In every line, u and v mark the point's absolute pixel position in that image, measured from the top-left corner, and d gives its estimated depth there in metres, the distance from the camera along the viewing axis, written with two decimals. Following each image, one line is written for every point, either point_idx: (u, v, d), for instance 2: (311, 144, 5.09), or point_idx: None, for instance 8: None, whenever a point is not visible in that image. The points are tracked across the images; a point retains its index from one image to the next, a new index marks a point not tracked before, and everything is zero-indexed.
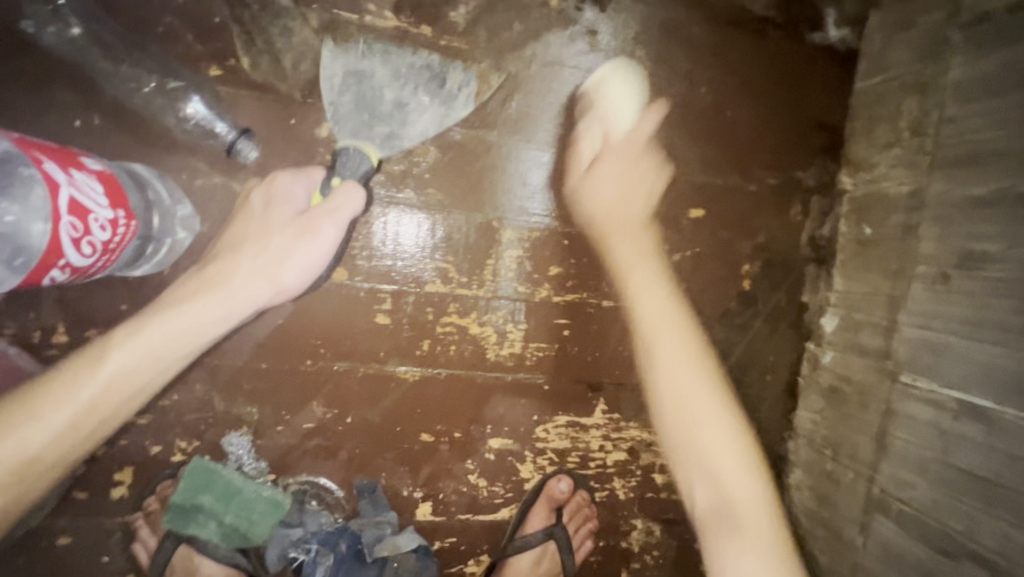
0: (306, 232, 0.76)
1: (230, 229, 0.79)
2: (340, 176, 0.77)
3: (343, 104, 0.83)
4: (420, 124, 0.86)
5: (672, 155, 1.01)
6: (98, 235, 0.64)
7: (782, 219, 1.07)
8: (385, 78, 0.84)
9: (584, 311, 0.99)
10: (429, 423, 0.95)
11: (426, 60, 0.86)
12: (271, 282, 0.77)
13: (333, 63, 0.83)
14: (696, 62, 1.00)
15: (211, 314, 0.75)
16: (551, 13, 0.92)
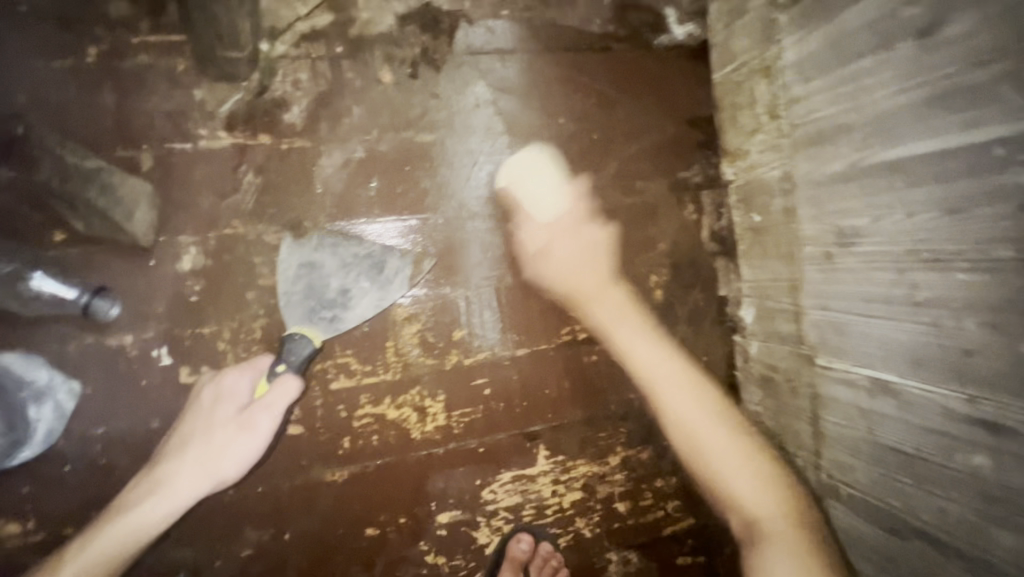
0: (246, 426, 0.82)
1: (177, 428, 0.84)
2: (284, 363, 0.83)
3: (294, 293, 0.87)
4: (361, 307, 0.89)
5: (550, 189, 1.00)
6: None
7: (677, 222, 1.06)
8: (332, 268, 0.88)
9: (499, 365, 0.99)
10: (370, 516, 0.94)
11: (368, 249, 0.90)
12: (213, 476, 0.82)
13: (288, 257, 0.88)
14: (549, 94, 1.00)
15: (157, 515, 0.80)
16: (387, 88, 0.92)
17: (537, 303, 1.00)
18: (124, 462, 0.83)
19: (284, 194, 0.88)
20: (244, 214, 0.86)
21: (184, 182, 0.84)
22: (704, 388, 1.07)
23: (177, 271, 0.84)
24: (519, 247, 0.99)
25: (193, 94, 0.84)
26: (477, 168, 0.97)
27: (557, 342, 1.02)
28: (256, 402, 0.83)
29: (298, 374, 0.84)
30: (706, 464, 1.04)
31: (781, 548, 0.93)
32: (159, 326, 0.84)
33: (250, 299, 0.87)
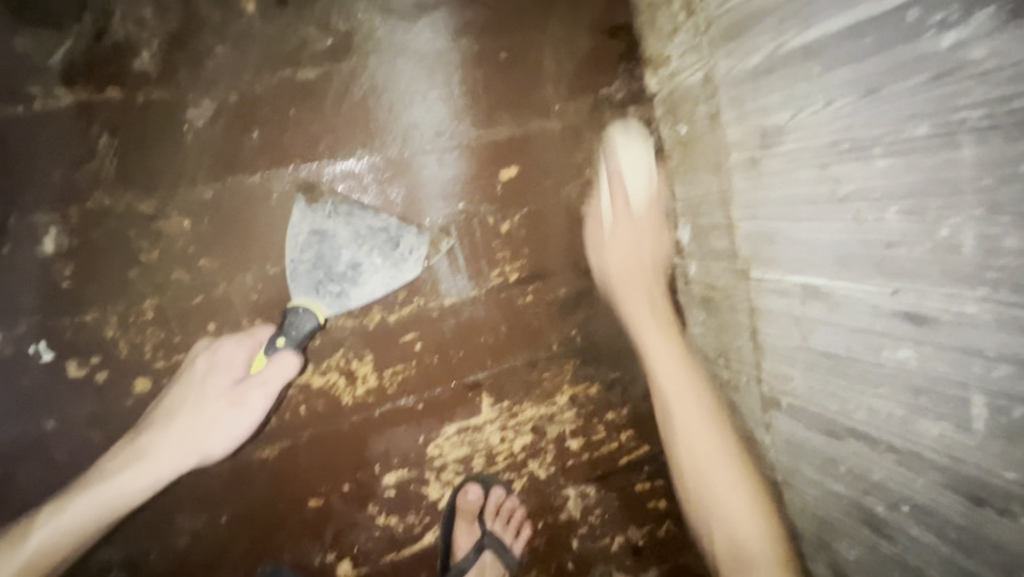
0: (238, 404, 0.79)
1: (165, 395, 0.79)
2: (284, 337, 0.79)
3: (302, 261, 0.82)
4: (371, 285, 0.84)
5: (462, 120, 0.91)
6: None
7: (604, 144, 0.99)
8: (344, 239, 0.83)
9: (427, 317, 0.93)
10: (311, 488, 0.91)
11: (384, 222, 0.85)
12: (202, 450, 0.79)
13: (300, 222, 0.83)
14: (446, 11, 0.89)
15: (137, 485, 0.76)
16: (254, 20, 0.80)
17: (460, 248, 0.94)
18: (22, 469, 0.77)
19: (151, 156, 0.77)
20: (108, 183, 0.76)
21: (27, 154, 0.73)
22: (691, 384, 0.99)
23: (39, 256, 0.75)
24: (434, 189, 0.91)
25: (14, 46, 0.72)
26: (375, 103, 0.87)
27: (488, 286, 0.96)
28: (251, 378, 0.79)
29: (297, 350, 0.80)
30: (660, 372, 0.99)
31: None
32: (31, 320, 0.75)
33: (132, 279, 0.78)
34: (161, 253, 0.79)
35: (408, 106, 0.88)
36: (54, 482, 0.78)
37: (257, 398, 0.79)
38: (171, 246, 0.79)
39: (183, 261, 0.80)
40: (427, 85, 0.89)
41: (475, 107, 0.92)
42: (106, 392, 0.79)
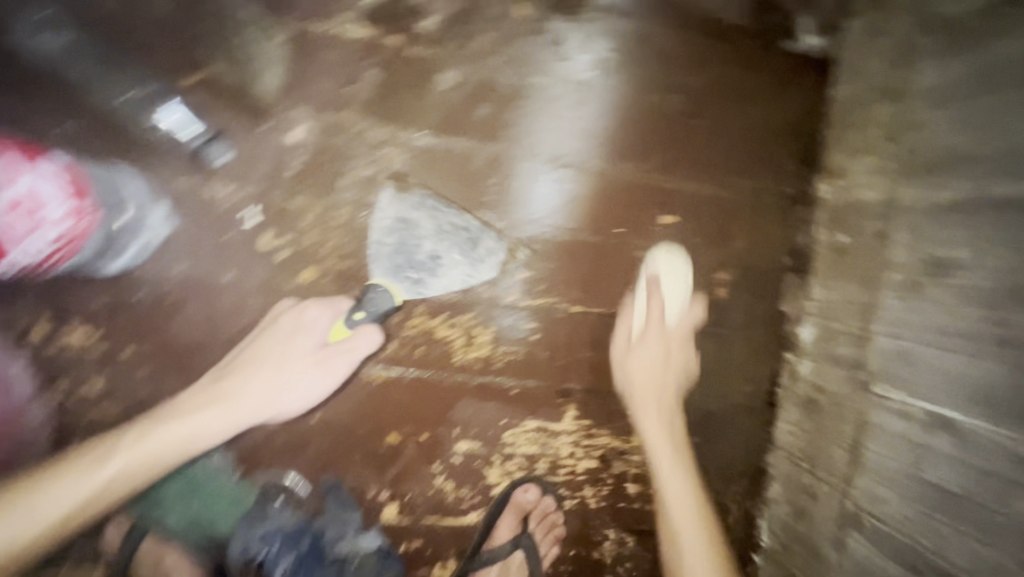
0: (320, 365, 0.89)
1: (251, 344, 0.88)
2: (364, 311, 0.88)
3: (385, 245, 0.91)
4: (446, 278, 0.93)
5: (644, 160, 1.01)
6: (54, 225, 0.76)
7: (755, 214, 1.05)
8: (427, 231, 0.91)
9: (552, 315, 1.00)
10: (394, 424, 0.96)
11: (466, 223, 0.93)
12: (275, 405, 0.88)
13: (387, 208, 0.92)
14: (668, 68, 1.00)
15: (214, 426, 0.84)
16: (519, 23, 0.94)
17: (602, 269, 1.01)
18: (191, 305, 0.88)
19: (398, 97, 0.91)
20: (359, 105, 0.90)
21: (312, 59, 0.88)
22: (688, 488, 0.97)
23: (285, 141, 0.88)
24: (598, 208, 1.00)
25: None
26: (580, 125, 0.98)
27: (613, 310, 1.02)
28: (335, 345, 0.88)
29: (374, 324, 0.89)
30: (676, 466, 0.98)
31: None
32: (255, 188, 0.88)
33: (341, 186, 0.90)
34: (371, 175, 0.91)
35: (594, 141, 0.99)
36: (210, 325, 0.89)
37: (335, 368, 0.89)
38: (380, 172, 0.91)
39: (385, 188, 0.92)
40: (628, 124, 1.00)
41: (660, 155, 1.02)
42: (280, 269, 0.90)
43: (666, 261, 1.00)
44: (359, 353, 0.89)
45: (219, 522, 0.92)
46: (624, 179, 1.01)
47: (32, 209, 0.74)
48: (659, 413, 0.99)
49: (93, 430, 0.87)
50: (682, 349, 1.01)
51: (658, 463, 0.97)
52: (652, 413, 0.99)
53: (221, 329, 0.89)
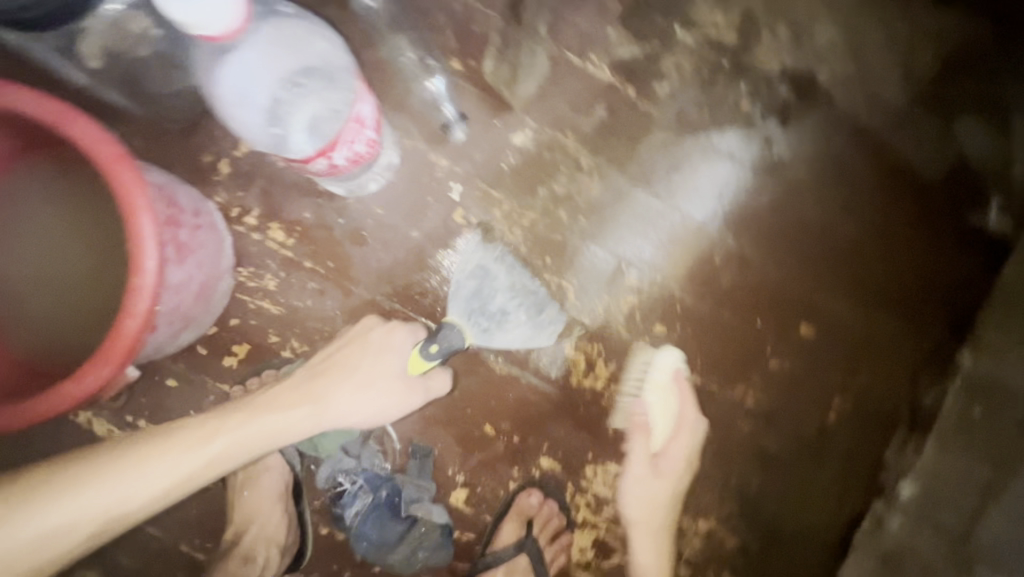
0: (410, 388, 0.92)
1: (343, 351, 0.93)
2: (437, 344, 0.86)
3: (464, 286, 0.95)
4: (511, 334, 0.95)
5: (803, 270, 1.06)
6: (359, 146, 0.82)
7: (893, 360, 1.07)
8: (501, 284, 0.96)
9: (671, 376, 1.04)
10: (495, 417, 1.01)
11: (536, 288, 0.99)
12: (349, 417, 0.89)
13: (469, 254, 0.98)
14: (855, 197, 1.06)
15: (301, 426, 0.87)
16: (739, 114, 1.03)
17: (730, 352, 1.06)
18: (375, 246, 0.98)
19: (614, 138, 1.01)
20: (580, 133, 1.00)
21: (557, 82, 0.98)
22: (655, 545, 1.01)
23: (508, 140, 0.98)
24: (747, 297, 1.06)
25: (607, 28, 0.99)
26: (756, 218, 1.05)
27: (725, 392, 1.06)
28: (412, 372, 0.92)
29: (442, 358, 0.87)
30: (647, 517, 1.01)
31: None
32: (468, 169, 0.98)
33: (536, 194, 1.00)
34: (566, 194, 1.01)
35: (764, 237, 1.06)
36: (382, 268, 0.98)
37: (397, 398, 0.91)
38: (574, 194, 1.01)
39: (572, 208, 1.01)
40: (800, 233, 1.06)
41: (818, 271, 1.06)
42: (458, 244, 0.99)
43: (664, 387, 1.04)
44: (406, 408, 0.90)
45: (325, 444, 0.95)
46: (778, 279, 1.06)
47: (361, 125, 0.80)
48: (655, 498, 1.01)
49: (252, 319, 0.97)
50: (683, 447, 1.02)
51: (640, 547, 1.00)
52: (648, 493, 1.01)
53: (390, 276, 0.99)
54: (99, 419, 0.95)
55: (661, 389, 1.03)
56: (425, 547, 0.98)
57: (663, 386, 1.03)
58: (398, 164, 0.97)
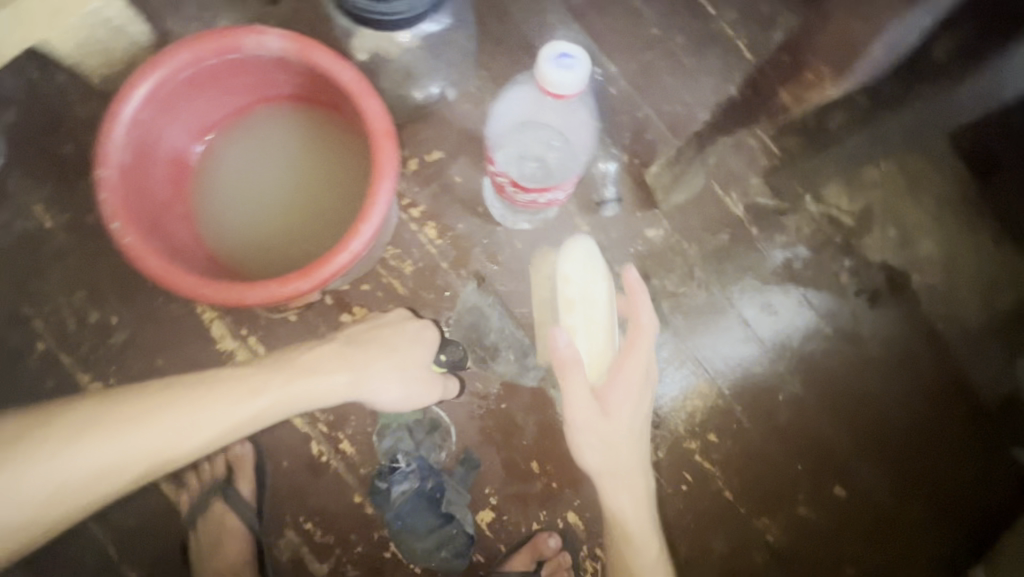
0: (426, 380, 0.98)
1: (353, 335, 0.94)
2: (444, 355, 1.03)
3: (462, 322, 1.10)
4: (502, 370, 1.09)
5: (854, 437, 1.15)
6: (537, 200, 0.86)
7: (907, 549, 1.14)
8: (494, 324, 1.10)
9: (708, 484, 1.12)
10: (544, 458, 1.09)
11: (523, 335, 1.10)
12: (380, 393, 0.92)
13: (468, 295, 1.11)
14: (917, 392, 1.17)
15: (299, 401, 0.85)
16: (836, 284, 1.18)
17: (766, 484, 1.13)
18: (502, 271, 1.11)
19: (727, 264, 1.16)
20: (702, 248, 1.16)
21: (698, 203, 1.16)
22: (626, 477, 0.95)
23: (643, 230, 1.14)
24: (797, 441, 1.15)
25: (752, 178, 1.18)
26: (826, 376, 1.17)
27: (751, 520, 1.12)
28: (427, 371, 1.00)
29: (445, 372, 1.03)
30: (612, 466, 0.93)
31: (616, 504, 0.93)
32: (602, 240, 1.13)
33: (648, 282, 1.15)
34: (673, 292, 1.15)
35: (826, 394, 1.16)
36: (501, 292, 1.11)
37: (419, 385, 0.96)
38: (679, 295, 1.15)
39: (674, 306, 1.15)
40: (861, 404, 1.16)
41: (867, 443, 1.15)
42: None
43: (580, 294, 0.98)
44: (425, 398, 0.97)
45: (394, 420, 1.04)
46: (829, 437, 1.15)
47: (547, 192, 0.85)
48: (619, 442, 0.93)
49: (378, 291, 1.09)
50: (638, 367, 0.93)
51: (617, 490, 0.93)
52: (614, 435, 0.92)
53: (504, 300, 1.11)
54: (221, 321, 1.06)
55: (583, 301, 0.97)
56: (446, 550, 1.04)
57: (604, 314, 0.98)
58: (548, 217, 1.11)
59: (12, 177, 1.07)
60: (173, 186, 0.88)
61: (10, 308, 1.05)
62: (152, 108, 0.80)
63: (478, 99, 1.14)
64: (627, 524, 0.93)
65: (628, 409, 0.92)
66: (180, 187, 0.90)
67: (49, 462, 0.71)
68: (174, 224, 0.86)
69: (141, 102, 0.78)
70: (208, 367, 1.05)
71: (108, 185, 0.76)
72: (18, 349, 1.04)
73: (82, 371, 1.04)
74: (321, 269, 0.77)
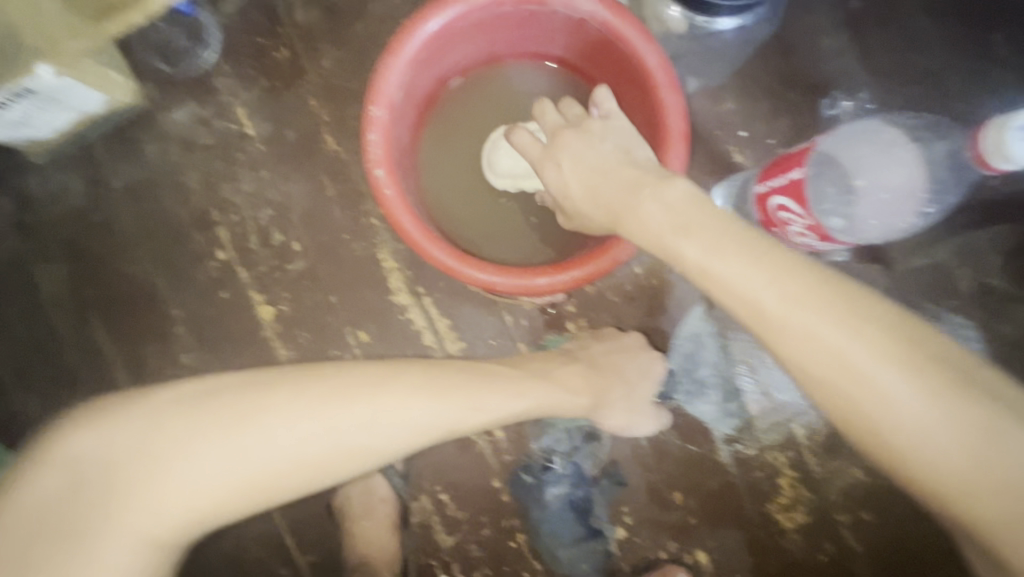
0: (650, 416, 0.95)
1: (525, 360, 0.85)
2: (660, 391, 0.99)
3: (677, 350, 1.02)
4: (703, 409, 1.02)
5: None
6: (793, 218, 0.73)
7: None
8: (710, 360, 1.02)
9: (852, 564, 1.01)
10: (687, 492, 1.03)
11: (739, 379, 1.02)
12: (607, 420, 0.91)
13: (692, 320, 1.02)
14: None
15: (426, 421, 0.67)
16: None
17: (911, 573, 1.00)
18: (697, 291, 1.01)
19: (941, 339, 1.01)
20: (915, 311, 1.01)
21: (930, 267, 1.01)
22: (885, 353, 0.50)
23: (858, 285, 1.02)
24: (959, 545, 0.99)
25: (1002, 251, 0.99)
26: None
27: None
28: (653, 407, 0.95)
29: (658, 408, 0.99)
30: (828, 353, 0.51)
31: (900, 370, 0.49)
32: None
33: None
34: None
35: None
36: (689, 314, 1.02)
37: (643, 416, 0.94)
38: None
39: None
40: None
41: None
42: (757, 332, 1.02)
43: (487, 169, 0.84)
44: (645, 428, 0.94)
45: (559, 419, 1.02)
46: None
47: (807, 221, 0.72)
48: (835, 380, 0.51)
49: None
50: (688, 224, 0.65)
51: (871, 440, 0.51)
52: (798, 363, 0.53)
53: (688, 322, 1.01)
54: (400, 272, 1.00)
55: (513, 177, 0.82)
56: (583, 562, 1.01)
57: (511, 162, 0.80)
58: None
59: (220, 72, 1.01)
60: (414, 130, 0.81)
61: (198, 208, 1.02)
62: (432, 48, 0.73)
63: (717, 98, 1.02)
64: (899, 413, 0.50)
65: (812, 326, 0.51)
66: (418, 126, 0.82)
67: (138, 481, 0.57)
68: (409, 174, 0.79)
69: (427, 38, 0.71)
70: (378, 316, 1.00)
71: (378, 126, 0.70)
72: (201, 253, 1.01)
73: (256, 291, 1.01)
74: (566, 270, 0.71)
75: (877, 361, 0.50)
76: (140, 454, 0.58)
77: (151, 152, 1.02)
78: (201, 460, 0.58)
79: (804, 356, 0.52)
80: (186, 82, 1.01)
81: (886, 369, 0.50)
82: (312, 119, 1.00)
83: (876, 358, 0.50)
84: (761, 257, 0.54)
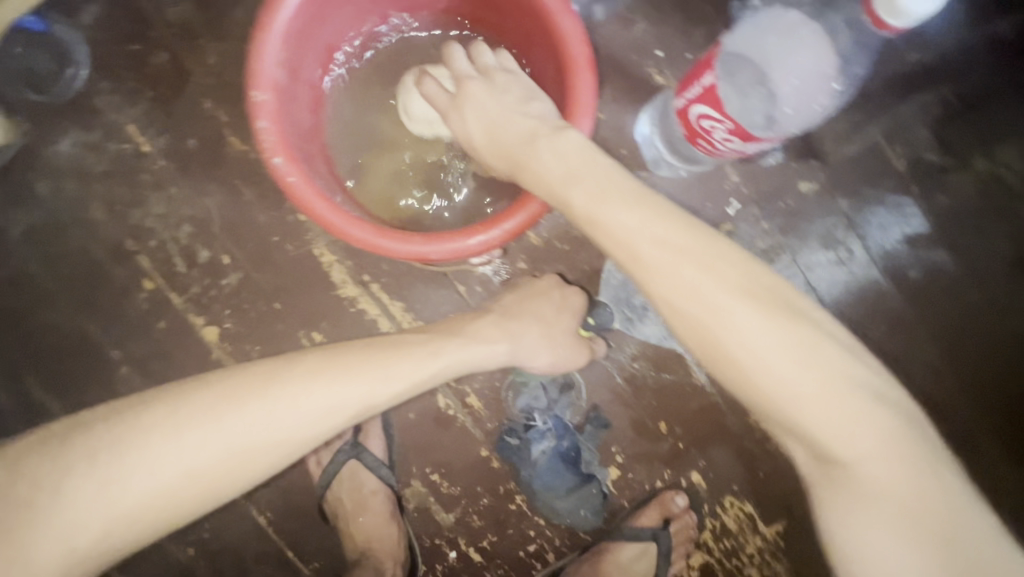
0: (577, 347, 0.88)
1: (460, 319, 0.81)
2: (592, 319, 1.00)
3: (612, 279, 1.01)
4: (648, 330, 1.02)
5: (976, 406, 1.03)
6: (717, 129, 0.72)
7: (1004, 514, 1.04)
8: None
9: None
10: (670, 419, 1.04)
11: None
12: (534, 360, 0.83)
13: None
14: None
15: (339, 406, 0.63)
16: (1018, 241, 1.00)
17: None
18: None
19: (886, 221, 1.02)
20: (856, 199, 1.02)
21: (862, 152, 1.02)
22: (764, 311, 0.53)
23: (798, 184, 1.02)
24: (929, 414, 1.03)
25: (927, 126, 1.01)
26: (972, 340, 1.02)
27: None
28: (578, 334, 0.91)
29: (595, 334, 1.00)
30: (706, 308, 0.53)
31: (776, 326, 0.53)
32: (753, 193, 1.02)
33: (796, 239, 1.03)
34: (821, 251, 1.03)
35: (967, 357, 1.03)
36: None
37: (571, 348, 0.87)
38: (829, 255, 1.03)
39: (819, 266, 1.03)
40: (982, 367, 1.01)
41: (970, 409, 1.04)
42: None
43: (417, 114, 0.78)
44: (576, 361, 0.87)
45: (532, 377, 1.02)
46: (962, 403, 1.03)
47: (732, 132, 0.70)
48: (715, 331, 0.54)
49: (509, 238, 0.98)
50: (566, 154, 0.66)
51: (725, 362, 0.54)
52: (662, 298, 0.55)
53: None
54: (341, 264, 0.97)
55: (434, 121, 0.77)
56: (582, 508, 1.03)
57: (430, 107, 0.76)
58: (703, 173, 1.00)
59: (99, 91, 0.93)
60: (312, 111, 0.76)
61: (110, 241, 0.95)
62: (306, 15, 0.68)
63: (627, 22, 0.98)
64: (776, 366, 0.52)
65: (695, 282, 0.54)
66: (317, 108, 0.77)
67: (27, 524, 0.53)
68: (318, 160, 0.74)
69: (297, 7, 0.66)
70: (327, 314, 0.97)
71: (265, 112, 0.65)
72: (125, 286, 0.95)
73: (195, 314, 0.96)
74: (498, 224, 0.67)
75: (748, 316, 0.53)
76: (25, 496, 0.54)
77: (45, 190, 0.94)
78: (86, 495, 0.54)
79: (684, 313, 0.55)
80: (64, 108, 0.93)
81: (758, 326, 0.53)
82: (210, 123, 0.94)
83: (750, 314, 0.53)
84: (635, 199, 0.57)
